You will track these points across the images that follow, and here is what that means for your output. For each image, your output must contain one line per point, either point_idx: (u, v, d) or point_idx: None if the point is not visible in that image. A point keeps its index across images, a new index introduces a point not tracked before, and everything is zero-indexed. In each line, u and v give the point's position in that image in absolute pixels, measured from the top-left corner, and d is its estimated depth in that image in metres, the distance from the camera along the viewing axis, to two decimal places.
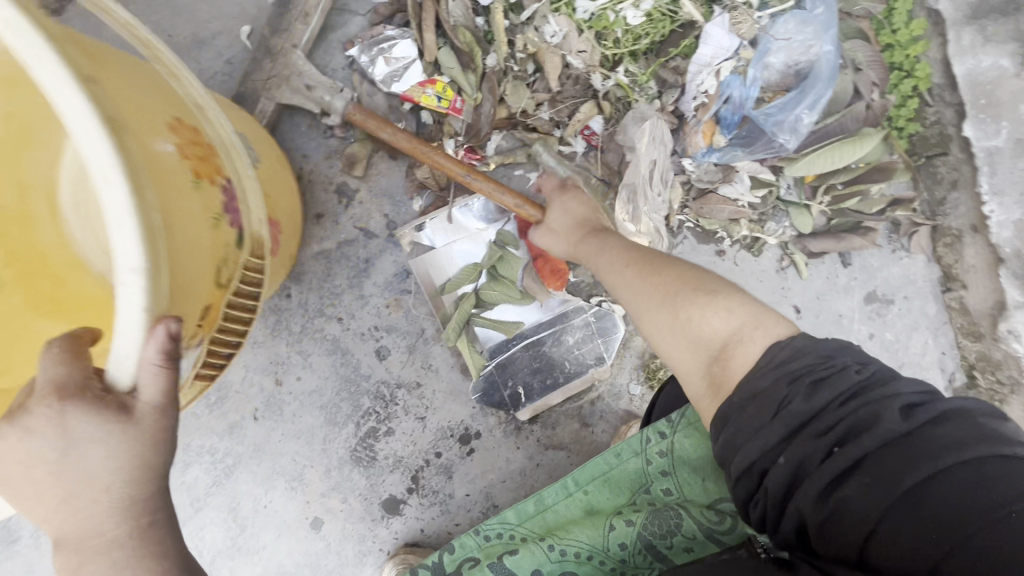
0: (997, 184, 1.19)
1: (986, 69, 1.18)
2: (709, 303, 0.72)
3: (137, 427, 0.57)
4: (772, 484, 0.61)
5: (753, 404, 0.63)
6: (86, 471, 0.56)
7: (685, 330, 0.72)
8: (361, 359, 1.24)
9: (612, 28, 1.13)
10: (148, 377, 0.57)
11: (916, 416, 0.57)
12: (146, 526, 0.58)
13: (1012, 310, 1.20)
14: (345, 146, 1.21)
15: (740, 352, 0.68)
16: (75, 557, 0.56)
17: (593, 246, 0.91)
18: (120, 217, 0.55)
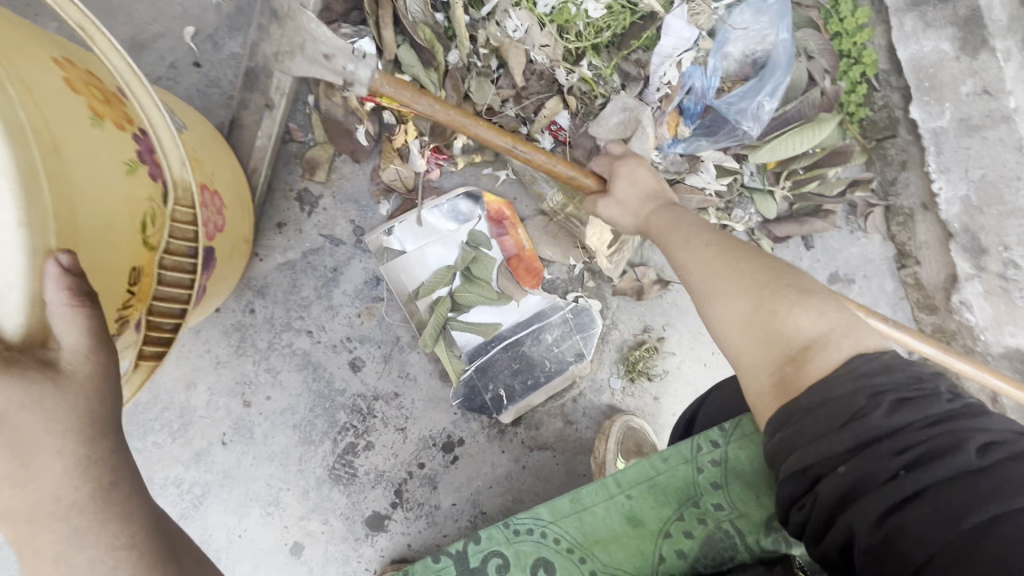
0: (943, 163, 1.23)
1: (928, 53, 1.20)
2: (799, 301, 0.63)
3: (74, 382, 0.51)
4: (825, 493, 0.54)
5: (820, 409, 0.56)
6: (24, 438, 0.48)
7: (763, 324, 0.63)
8: (334, 372, 1.19)
9: (574, 22, 1.13)
10: (63, 323, 0.51)
11: (998, 452, 0.49)
12: (109, 488, 0.51)
13: (965, 282, 1.25)
14: (306, 151, 1.16)
15: (821, 356, 0.60)
16: (27, 527, 0.48)
17: (667, 224, 0.81)
18: None
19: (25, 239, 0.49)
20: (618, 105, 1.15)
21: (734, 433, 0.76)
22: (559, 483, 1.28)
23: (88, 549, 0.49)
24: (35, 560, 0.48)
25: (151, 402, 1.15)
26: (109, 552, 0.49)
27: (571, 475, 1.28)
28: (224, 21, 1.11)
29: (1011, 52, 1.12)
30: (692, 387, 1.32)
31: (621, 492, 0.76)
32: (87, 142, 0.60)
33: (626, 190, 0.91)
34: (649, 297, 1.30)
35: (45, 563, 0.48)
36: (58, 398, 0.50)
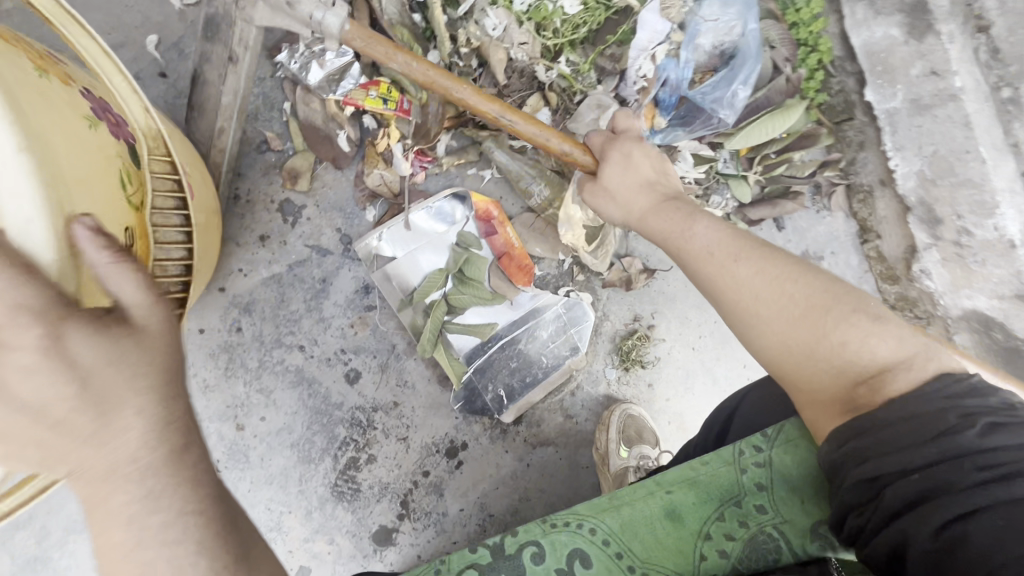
0: (898, 141, 1.30)
1: (879, 40, 1.28)
2: (871, 329, 0.64)
3: (150, 338, 0.58)
4: (894, 499, 0.55)
5: (903, 422, 0.58)
6: (107, 392, 0.54)
7: (833, 351, 0.64)
8: (330, 387, 1.16)
9: (551, 19, 1.14)
10: (118, 282, 0.57)
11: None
12: (181, 452, 0.57)
13: (923, 251, 1.32)
14: (285, 160, 1.13)
15: (898, 379, 0.61)
16: (103, 487, 0.53)
17: (686, 221, 0.80)
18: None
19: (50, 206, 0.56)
20: (593, 102, 1.18)
21: (781, 437, 0.71)
22: (564, 479, 1.28)
23: (160, 513, 0.53)
24: (108, 520, 0.53)
25: None
26: (179, 516, 0.54)
27: (575, 468, 1.29)
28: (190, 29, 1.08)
29: (954, 35, 1.20)
30: (683, 372, 1.35)
31: (658, 489, 0.72)
32: (65, 113, 0.63)
33: (617, 177, 0.89)
34: (637, 286, 1.32)
35: (121, 522, 0.53)
36: (140, 352, 0.56)
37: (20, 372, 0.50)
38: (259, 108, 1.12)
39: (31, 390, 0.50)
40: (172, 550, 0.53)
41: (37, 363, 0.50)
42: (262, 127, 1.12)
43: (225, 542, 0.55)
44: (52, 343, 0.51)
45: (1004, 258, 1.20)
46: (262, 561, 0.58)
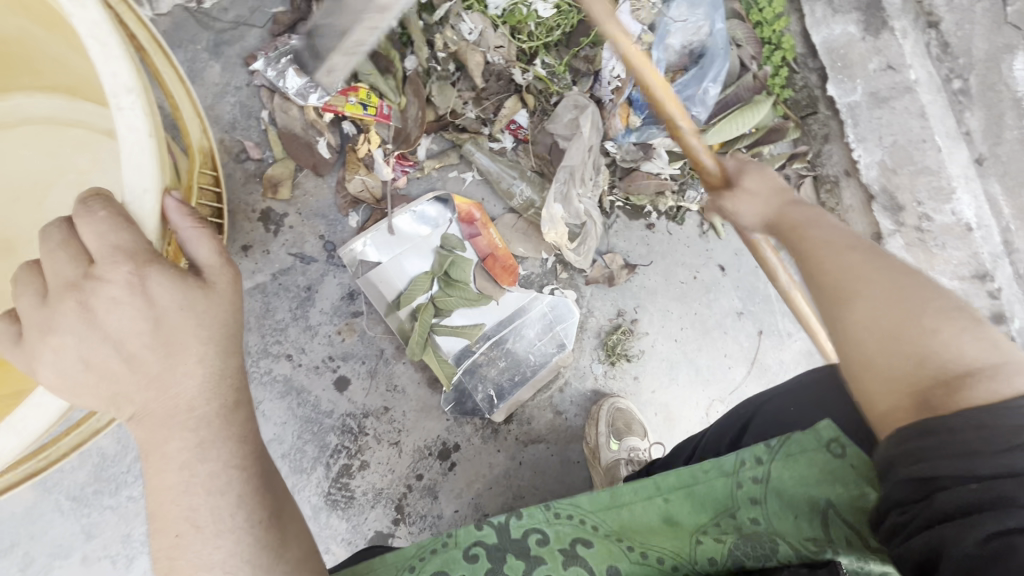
0: (860, 133, 1.34)
1: (838, 37, 1.33)
2: (967, 328, 0.55)
3: (220, 296, 0.56)
4: (945, 503, 0.46)
5: (972, 428, 0.48)
6: (175, 334, 0.52)
7: (915, 343, 0.55)
8: (319, 396, 1.15)
9: (525, 22, 1.17)
10: (195, 241, 0.57)
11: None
12: (234, 407, 0.54)
13: (888, 238, 1.35)
14: (264, 169, 1.11)
15: (981, 385, 0.51)
16: (161, 431, 0.52)
17: (799, 221, 0.69)
18: (109, 62, 0.56)
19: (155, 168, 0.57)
20: (570, 103, 1.21)
21: (783, 450, 0.65)
22: (557, 474, 1.30)
23: (209, 462, 0.51)
24: (162, 464, 0.51)
25: (122, 454, 1.01)
26: (224, 469, 0.52)
27: (567, 464, 1.31)
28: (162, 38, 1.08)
29: (907, 31, 1.29)
30: (666, 363, 1.38)
31: (656, 494, 0.67)
32: None
33: (755, 180, 0.76)
34: (619, 282, 1.35)
35: (171, 468, 0.51)
36: (208, 305, 0.54)
37: (108, 303, 0.50)
38: (235, 117, 1.10)
39: (116, 323, 0.51)
40: (214, 500, 0.51)
41: (123, 296, 0.51)
42: (239, 136, 1.10)
43: (266, 495, 0.53)
44: (136, 283, 0.51)
45: (963, 240, 1.30)
46: (295, 523, 0.54)
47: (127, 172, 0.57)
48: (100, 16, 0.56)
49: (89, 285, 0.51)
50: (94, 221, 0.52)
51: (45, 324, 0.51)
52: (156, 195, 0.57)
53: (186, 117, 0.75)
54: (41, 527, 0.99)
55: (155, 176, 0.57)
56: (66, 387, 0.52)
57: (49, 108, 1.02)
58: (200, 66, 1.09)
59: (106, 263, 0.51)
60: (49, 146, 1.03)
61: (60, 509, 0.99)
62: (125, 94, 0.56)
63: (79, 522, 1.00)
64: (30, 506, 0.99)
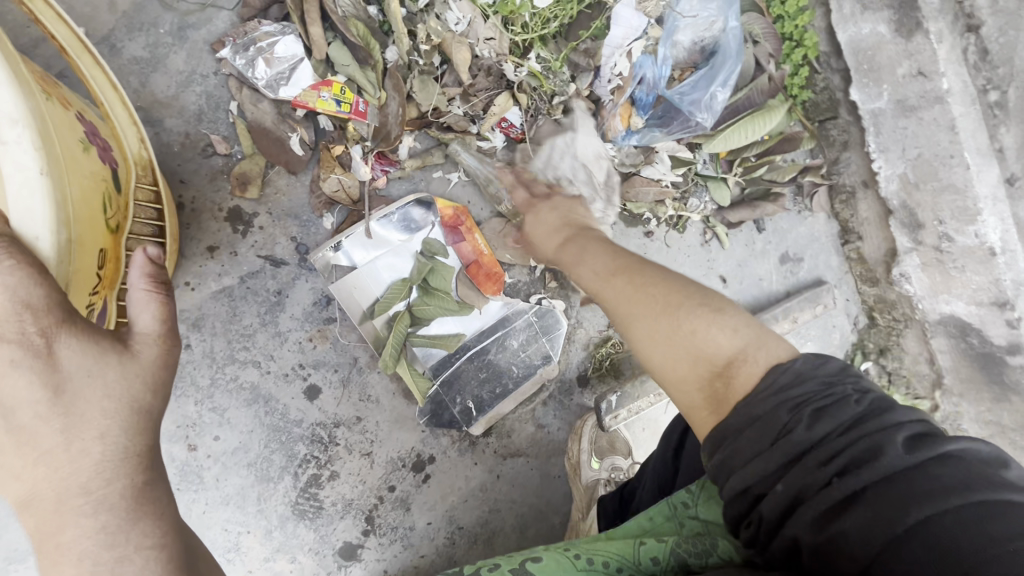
0: (882, 143, 1.28)
1: (866, 36, 1.22)
2: (636, 290, 0.67)
3: (137, 363, 0.56)
4: (770, 512, 0.55)
5: (749, 428, 0.57)
6: (78, 404, 0.51)
7: (623, 312, 0.67)
8: (288, 404, 1.11)
9: (519, 13, 1.06)
10: (140, 308, 0.59)
11: (925, 449, 0.51)
12: (142, 487, 0.51)
13: (903, 255, 1.33)
14: (233, 165, 1.04)
15: (709, 333, 0.61)
16: (55, 519, 0.48)
17: (575, 261, 0.80)
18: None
19: (53, 212, 0.55)
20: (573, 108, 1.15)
21: (704, 493, 0.69)
22: (537, 489, 1.26)
23: (117, 548, 0.48)
24: (58, 555, 0.47)
25: None
26: (137, 552, 0.48)
27: (547, 478, 1.27)
28: (120, 20, 1.00)
29: (942, 35, 1.11)
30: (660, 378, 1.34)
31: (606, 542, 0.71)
32: (58, 117, 0.62)
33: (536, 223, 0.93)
34: None
35: (69, 561, 0.47)
36: (120, 373, 0.54)
37: (5, 366, 0.49)
38: (202, 109, 1.03)
39: (10, 390, 0.49)
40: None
41: (24, 360, 0.49)
42: (206, 130, 1.03)
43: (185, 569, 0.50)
44: (39, 348, 0.50)
45: (983, 266, 1.19)
46: None
47: (15, 210, 0.54)
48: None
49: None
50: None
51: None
52: (50, 238, 0.55)
53: (123, 128, 0.77)
54: None
55: (47, 218, 0.55)
56: None
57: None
58: (163, 51, 1.01)
59: (5, 317, 0.49)
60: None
61: None
62: (10, 126, 0.53)
63: None
64: None
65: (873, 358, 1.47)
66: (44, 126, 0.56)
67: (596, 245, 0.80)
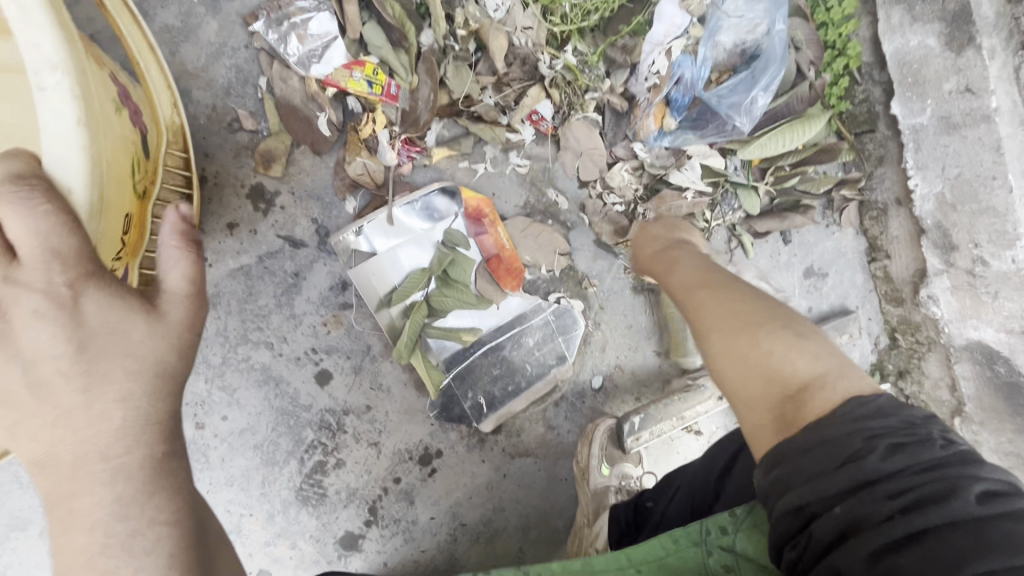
0: (920, 160, 1.24)
1: (913, 49, 1.17)
2: (729, 294, 0.68)
3: (165, 325, 0.54)
4: (819, 535, 0.51)
5: (819, 449, 0.53)
6: (100, 362, 0.49)
7: (706, 311, 0.68)
8: (299, 388, 1.09)
9: (559, 3, 1.05)
10: (172, 265, 0.58)
11: (1002, 505, 0.47)
12: (162, 458, 0.50)
13: (932, 277, 1.30)
14: (259, 141, 1.02)
15: (794, 354, 0.60)
16: (69, 483, 0.47)
17: (666, 272, 0.82)
18: (41, 43, 0.52)
19: (88, 164, 0.55)
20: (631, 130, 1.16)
21: (748, 520, 0.66)
22: (542, 490, 1.24)
23: (129, 521, 0.46)
24: (70, 522, 0.46)
25: None
26: (149, 527, 0.47)
27: (553, 481, 1.24)
28: None
29: (995, 51, 1.06)
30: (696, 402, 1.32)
31: (629, 565, 0.70)
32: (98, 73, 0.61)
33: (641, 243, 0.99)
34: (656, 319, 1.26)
35: (81, 529, 0.46)
36: (146, 332, 0.52)
37: (28, 317, 0.47)
38: (231, 82, 1.01)
39: (33, 342, 0.48)
40: (137, 563, 0.45)
41: (48, 312, 0.48)
42: (233, 103, 1.01)
43: (199, 553, 0.48)
44: (64, 299, 0.49)
45: (1018, 292, 1.15)
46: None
47: (50, 162, 0.53)
48: (39, 4, 0.52)
49: (10, 293, 0.47)
50: (28, 213, 0.49)
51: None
52: (84, 192, 0.55)
53: (157, 91, 0.76)
54: None
55: (81, 170, 0.54)
56: None
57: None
58: (196, 21, 1.00)
59: (34, 265, 0.48)
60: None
61: (19, 481, 0.95)
62: (48, 72, 0.53)
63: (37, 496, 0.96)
64: None
65: (891, 380, 1.45)
66: (84, 76, 0.56)
67: (691, 259, 0.82)
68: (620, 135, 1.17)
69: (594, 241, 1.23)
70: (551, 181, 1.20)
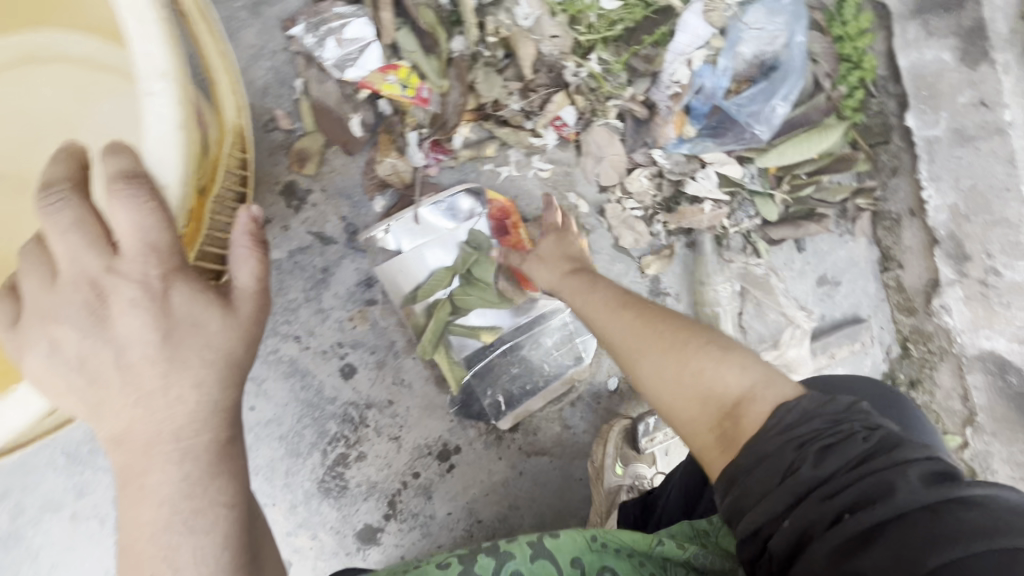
0: (934, 171, 1.25)
1: (929, 63, 1.20)
2: (652, 323, 0.76)
3: (237, 319, 0.55)
4: (776, 550, 0.56)
5: (760, 467, 0.59)
6: (182, 351, 0.51)
7: (633, 345, 0.76)
8: (324, 381, 1.12)
9: (586, 13, 1.10)
10: (240, 264, 0.58)
11: (942, 488, 0.52)
12: (226, 444, 0.53)
13: (945, 286, 1.30)
14: (293, 140, 1.06)
15: (718, 371, 0.67)
16: (142, 461, 0.50)
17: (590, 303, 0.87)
18: (155, 60, 0.62)
19: (183, 163, 0.62)
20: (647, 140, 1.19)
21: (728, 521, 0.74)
22: (557, 490, 1.25)
23: (194, 500, 0.49)
24: (140, 496, 0.49)
25: None
26: (211, 507, 0.50)
27: (568, 480, 1.26)
28: None
29: (1010, 65, 1.11)
30: None
31: None
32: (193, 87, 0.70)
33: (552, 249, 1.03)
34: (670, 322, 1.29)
35: (151, 503, 0.49)
36: (221, 326, 0.54)
37: (125, 305, 0.50)
38: (268, 83, 1.05)
39: (126, 329, 0.50)
40: (196, 539, 0.49)
41: (141, 301, 0.50)
42: (270, 104, 1.05)
43: (245, 537, 0.51)
44: (155, 291, 0.51)
45: None
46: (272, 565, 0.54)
47: (153, 160, 0.61)
48: (158, 28, 0.63)
49: (108, 282, 0.50)
50: (134, 208, 0.51)
51: (50, 312, 0.50)
52: (178, 184, 0.62)
53: (223, 93, 0.79)
54: (34, 479, 0.97)
55: (177, 166, 0.62)
56: (61, 385, 0.51)
57: (39, 43, 0.91)
58: (237, 24, 1.04)
59: (133, 257, 0.51)
60: (18, 120, 0.92)
61: (53, 465, 0.98)
62: (157, 82, 0.62)
63: (71, 478, 0.98)
64: (25, 458, 0.97)
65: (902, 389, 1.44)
66: (187, 87, 0.64)
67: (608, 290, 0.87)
68: (640, 142, 1.20)
69: (612, 245, 1.25)
70: (572, 185, 1.21)
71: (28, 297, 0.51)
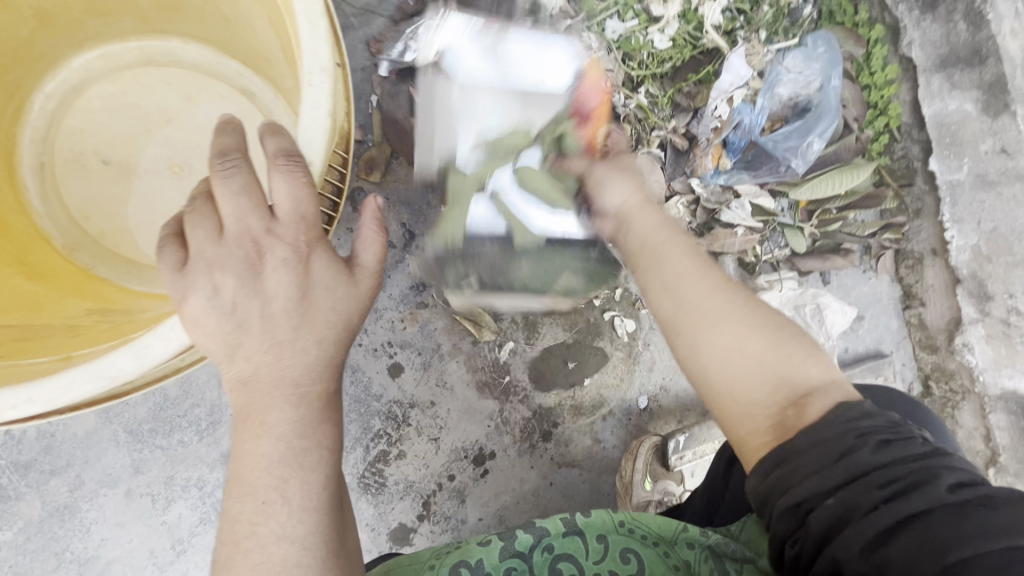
0: (957, 214, 1.31)
1: (951, 112, 1.27)
2: (737, 290, 0.69)
3: (358, 290, 0.58)
4: (816, 524, 0.58)
5: (816, 448, 0.59)
6: (314, 310, 0.55)
7: (712, 304, 0.67)
8: (372, 378, 1.17)
9: (639, 50, 1.23)
10: (365, 244, 0.60)
11: (972, 491, 0.55)
12: (331, 396, 0.55)
13: (967, 325, 1.35)
14: (363, 150, 1.16)
15: (808, 365, 0.65)
16: (263, 400, 0.52)
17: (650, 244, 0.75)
18: (314, 51, 0.63)
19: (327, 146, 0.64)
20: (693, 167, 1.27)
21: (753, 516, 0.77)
22: (585, 503, 1.26)
23: (306, 439, 0.52)
24: (259, 431, 0.52)
25: (181, 398, 1.03)
26: (316, 448, 0.53)
27: (596, 494, 1.27)
28: None
29: None
30: None
31: None
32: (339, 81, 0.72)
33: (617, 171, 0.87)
34: None
35: (268, 438, 0.51)
36: (346, 293, 0.57)
37: (277, 264, 0.53)
38: None
39: (275, 284, 0.53)
40: (304, 474, 0.51)
41: (291, 261, 0.54)
42: None
43: (335, 484, 0.54)
44: (302, 255, 0.54)
45: None
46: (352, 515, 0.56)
47: (302, 142, 0.63)
48: (323, 21, 0.64)
49: (267, 242, 0.53)
50: (292, 181, 0.54)
51: (215, 261, 0.52)
52: (320, 166, 0.64)
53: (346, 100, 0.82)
54: (95, 454, 1.02)
55: (320, 150, 0.63)
56: (197, 329, 0.53)
57: (166, 49, 1.04)
58: None
59: (288, 223, 0.54)
60: (127, 110, 1.03)
61: (116, 440, 1.03)
62: (318, 73, 0.63)
63: (130, 456, 1.03)
64: (87, 432, 1.02)
65: None
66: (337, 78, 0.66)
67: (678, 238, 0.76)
68: (679, 170, 1.27)
69: None
70: None
71: (191, 246, 0.53)
